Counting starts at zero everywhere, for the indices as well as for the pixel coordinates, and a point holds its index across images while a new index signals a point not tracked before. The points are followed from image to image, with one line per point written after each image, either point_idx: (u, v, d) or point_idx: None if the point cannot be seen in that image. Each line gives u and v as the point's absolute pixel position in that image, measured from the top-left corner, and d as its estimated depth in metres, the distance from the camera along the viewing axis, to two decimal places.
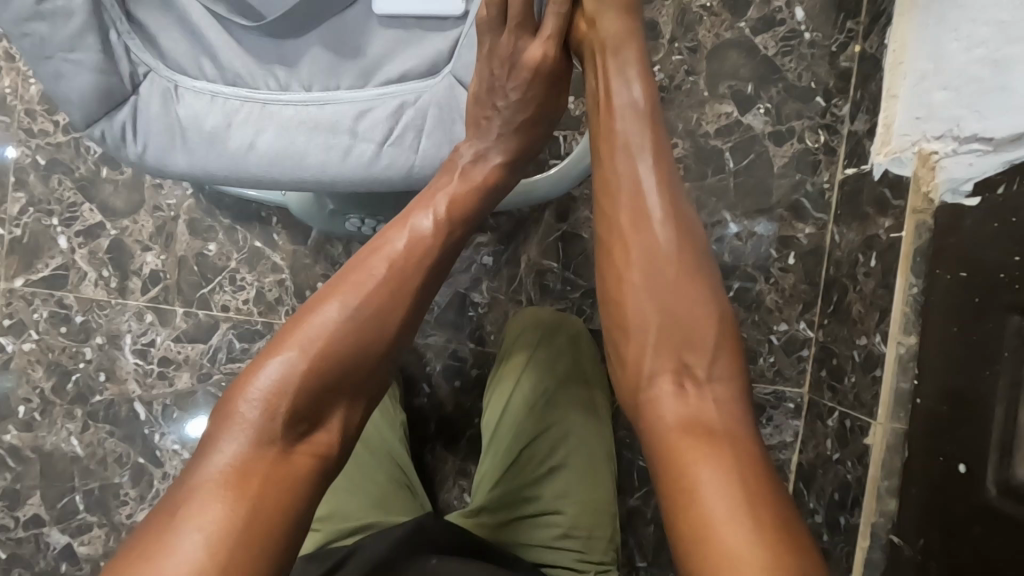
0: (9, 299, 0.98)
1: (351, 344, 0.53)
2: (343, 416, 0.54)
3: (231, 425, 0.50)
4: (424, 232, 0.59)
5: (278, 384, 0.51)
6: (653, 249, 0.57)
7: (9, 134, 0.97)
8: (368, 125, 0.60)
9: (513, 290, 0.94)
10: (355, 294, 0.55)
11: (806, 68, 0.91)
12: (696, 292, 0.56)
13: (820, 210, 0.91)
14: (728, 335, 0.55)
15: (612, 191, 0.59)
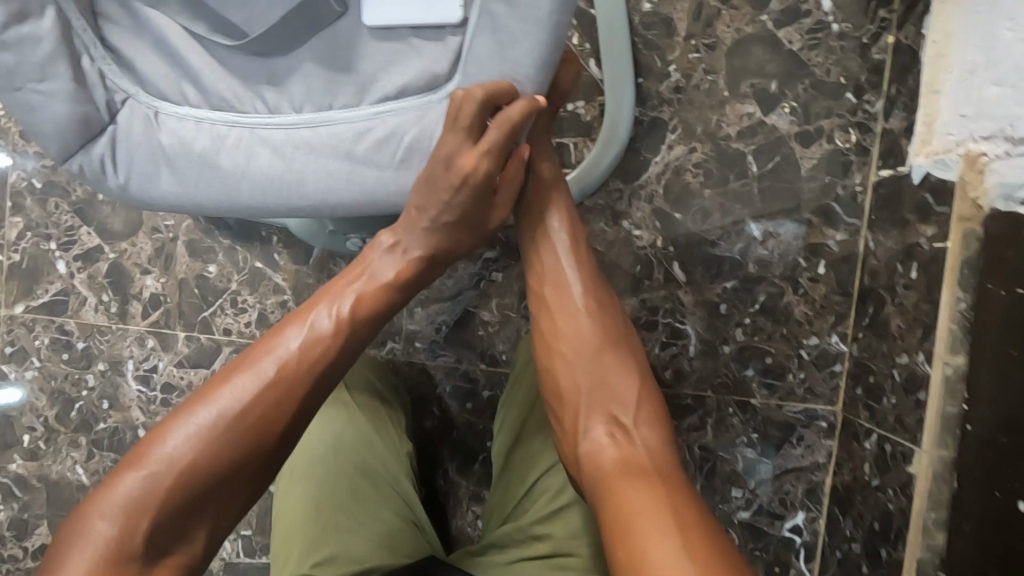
0: (10, 326, 0.96)
1: (234, 444, 0.52)
2: (215, 524, 0.52)
3: (81, 543, 0.48)
4: (321, 328, 0.59)
5: (137, 497, 0.49)
6: (576, 322, 0.67)
7: (6, 158, 0.95)
8: (367, 148, 0.56)
9: (525, 307, 0.89)
10: (237, 399, 0.54)
11: (835, 62, 0.85)
12: (616, 355, 0.65)
13: (853, 215, 0.85)
14: (648, 389, 0.63)
15: (543, 279, 0.69)
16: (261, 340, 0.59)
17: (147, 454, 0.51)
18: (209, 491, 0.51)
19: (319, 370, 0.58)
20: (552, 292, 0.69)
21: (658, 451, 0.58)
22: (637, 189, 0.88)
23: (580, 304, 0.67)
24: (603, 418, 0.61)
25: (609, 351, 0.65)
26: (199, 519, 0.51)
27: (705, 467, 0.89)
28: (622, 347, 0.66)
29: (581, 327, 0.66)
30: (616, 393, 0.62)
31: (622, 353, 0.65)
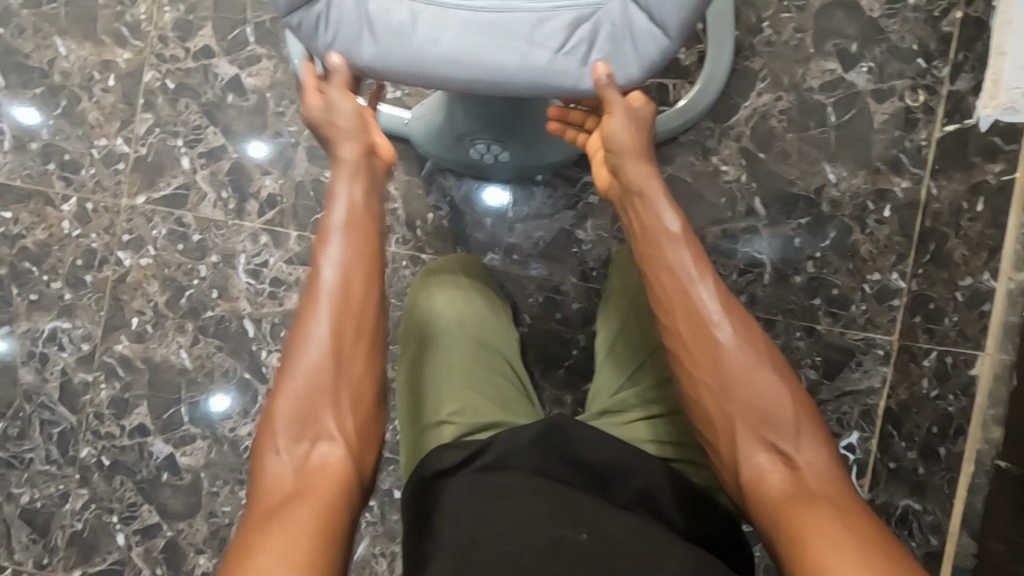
0: (130, 216, 1.03)
1: (323, 371, 0.63)
2: (339, 422, 0.62)
3: (263, 480, 0.59)
4: (346, 259, 0.67)
5: (291, 415, 0.61)
6: (718, 352, 0.61)
7: (142, 58, 1.02)
8: (545, 38, 0.64)
9: (617, 229, 0.98)
10: (307, 319, 0.65)
11: (909, 31, 0.96)
12: (762, 371, 0.60)
13: (917, 165, 0.96)
14: (805, 409, 0.59)
15: (672, 302, 0.64)
16: (302, 308, 0.66)
17: (271, 414, 0.62)
18: (324, 408, 0.62)
19: (359, 293, 0.66)
20: (688, 302, 0.63)
21: (821, 462, 0.57)
22: (727, 130, 0.97)
23: (715, 309, 0.63)
24: (758, 440, 0.59)
25: (752, 371, 0.60)
26: (330, 428, 0.61)
27: None
28: (770, 360, 0.62)
29: (727, 347, 0.61)
30: (766, 410, 0.59)
31: (773, 370, 0.61)
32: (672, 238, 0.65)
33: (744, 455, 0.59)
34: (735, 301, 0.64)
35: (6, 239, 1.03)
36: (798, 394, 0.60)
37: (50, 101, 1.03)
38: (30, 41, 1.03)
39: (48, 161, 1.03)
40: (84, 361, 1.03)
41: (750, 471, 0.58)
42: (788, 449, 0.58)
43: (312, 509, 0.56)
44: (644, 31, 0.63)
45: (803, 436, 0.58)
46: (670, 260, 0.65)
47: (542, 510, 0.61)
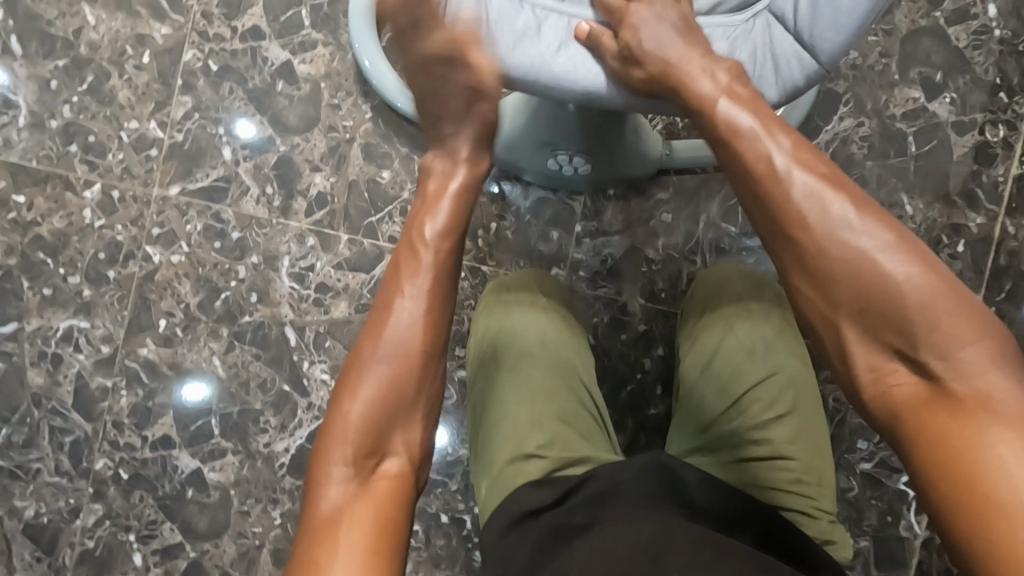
0: (161, 208, 0.94)
1: (393, 383, 0.55)
2: (407, 439, 0.55)
3: (318, 495, 0.51)
4: (424, 277, 0.59)
5: (355, 420, 0.53)
6: (834, 244, 0.51)
7: (183, 35, 0.93)
8: (681, 39, 0.61)
9: (689, 249, 0.94)
10: (379, 328, 0.57)
11: (994, 63, 0.94)
12: (889, 266, 0.49)
13: (993, 202, 0.94)
14: (950, 298, 0.48)
15: (760, 199, 0.55)
16: (376, 303, 0.59)
17: (333, 421, 0.54)
18: (391, 422, 0.54)
19: (433, 304, 0.58)
20: (773, 205, 0.54)
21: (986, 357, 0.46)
22: None
23: (814, 207, 0.53)
24: (883, 347, 0.50)
25: (872, 268, 0.50)
26: (391, 444, 0.54)
27: (836, 417, 0.94)
28: (905, 251, 0.50)
29: (842, 241, 0.51)
30: (896, 313, 0.48)
31: (915, 263, 0.49)
32: (754, 134, 0.56)
33: (860, 364, 0.50)
34: (849, 183, 0.53)
35: (18, 225, 0.93)
36: (953, 287, 0.48)
37: (75, 75, 0.93)
38: (55, 6, 0.93)
39: (71, 142, 0.93)
40: (103, 364, 0.94)
41: (875, 384, 0.50)
42: (933, 357, 0.47)
43: (381, 524, 0.49)
44: (789, 53, 0.59)
45: (956, 336, 0.47)
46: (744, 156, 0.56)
47: (648, 531, 0.55)
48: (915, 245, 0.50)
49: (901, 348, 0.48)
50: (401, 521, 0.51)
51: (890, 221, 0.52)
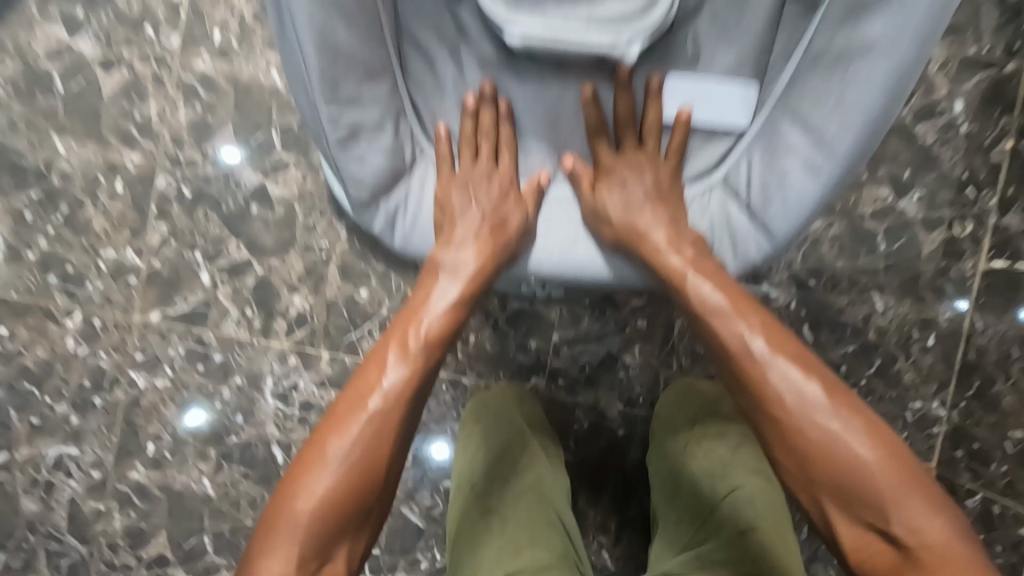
0: (143, 334, 0.95)
1: (344, 491, 0.53)
2: (348, 551, 0.55)
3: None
4: (404, 365, 0.56)
5: (299, 524, 0.51)
6: (802, 416, 0.53)
7: (154, 162, 0.93)
8: (653, 205, 0.61)
9: (665, 354, 0.96)
10: (348, 425, 0.54)
11: (962, 159, 0.95)
12: (859, 450, 0.52)
13: (962, 296, 0.96)
14: (902, 462, 0.52)
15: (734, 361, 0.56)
16: (356, 377, 0.57)
17: (283, 505, 0.52)
18: (341, 526, 0.53)
19: (403, 412, 0.56)
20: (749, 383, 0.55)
21: (948, 536, 0.49)
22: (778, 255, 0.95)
23: (778, 378, 0.54)
24: (858, 521, 0.52)
25: (843, 450, 0.52)
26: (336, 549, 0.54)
27: None
28: (866, 433, 0.52)
29: (816, 422, 0.53)
30: (864, 495, 0.51)
31: (876, 446, 0.52)
32: (724, 313, 0.57)
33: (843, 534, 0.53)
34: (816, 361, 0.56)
35: (3, 357, 0.95)
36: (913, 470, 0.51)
37: (49, 207, 0.93)
38: (24, 138, 0.93)
39: (49, 273, 0.94)
40: (96, 488, 0.96)
41: (855, 555, 0.52)
42: (902, 533, 0.50)
43: None
44: (747, 233, 0.60)
45: (917, 515, 0.50)
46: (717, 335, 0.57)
47: None
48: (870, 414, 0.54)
49: (875, 522, 0.51)
50: None
51: (860, 409, 0.54)
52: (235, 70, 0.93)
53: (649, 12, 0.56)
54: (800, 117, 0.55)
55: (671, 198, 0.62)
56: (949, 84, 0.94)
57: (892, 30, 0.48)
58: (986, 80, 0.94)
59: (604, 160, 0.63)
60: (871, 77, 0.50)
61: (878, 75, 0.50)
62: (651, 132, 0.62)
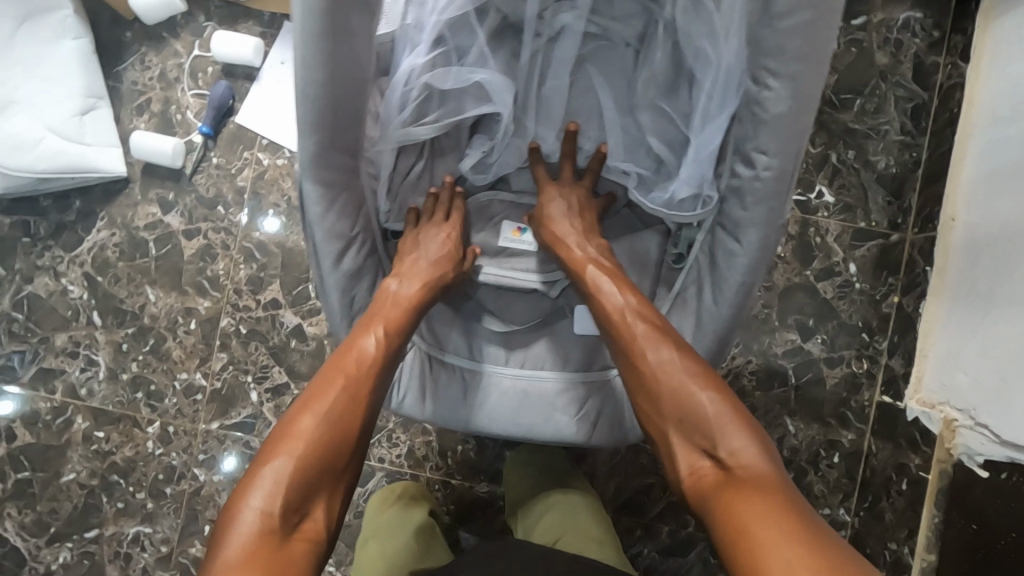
0: (205, 438, 1.21)
1: (317, 444, 0.66)
2: (323, 504, 0.66)
3: (235, 529, 0.60)
4: (374, 348, 0.74)
5: (280, 469, 0.64)
6: (716, 427, 0.66)
7: (220, 306, 1.22)
8: (570, 380, 0.87)
9: (615, 464, 1.19)
10: (323, 404, 0.69)
11: (856, 309, 1.18)
12: (692, 386, 0.69)
13: (861, 421, 1.17)
14: (774, 469, 0.62)
15: (660, 377, 0.71)
16: (329, 361, 0.74)
17: (269, 457, 0.65)
18: (318, 477, 0.66)
19: (365, 387, 0.72)
20: (676, 399, 0.70)
21: (770, 474, 0.62)
22: None
23: (689, 392, 0.69)
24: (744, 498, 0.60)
25: (739, 457, 0.64)
26: (313, 504, 0.65)
27: None
28: (696, 373, 0.70)
29: (720, 435, 0.66)
30: (697, 418, 0.68)
31: (702, 385, 0.69)
32: (682, 383, 0.70)
33: (732, 496, 0.61)
34: (723, 384, 0.69)
35: (99, 454, 1.22)
36: (737, 410, 0.66)
37: (140, 339, 1.22)
38: (124, 288, 1.22)
39: (137, 390, 1.22)
40: (162, 561, 1.21)
41: (692, 474, 0.67)
42: (724, 453, 0.65)
43: (289, 565, 0.60)
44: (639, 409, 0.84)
45: (793, 500, 0.59)
46: (603, 307, 0.78)
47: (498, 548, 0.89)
48: (764, 439, 0.65)
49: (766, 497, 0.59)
50: None
51: (754, 423, 0.67)
52: (282, 237, 1.21)
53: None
54: None
55: (584, 225, 0.84)
56: (843, 250, 1.18)
57: (717, 302, 0.76)
58: (875, 247, 1.17)
59: (563, 234, 0.83)
60: (706, 333, 0.77)
61: (712, 336, 0.77)
62: (593, 236, 0.84)
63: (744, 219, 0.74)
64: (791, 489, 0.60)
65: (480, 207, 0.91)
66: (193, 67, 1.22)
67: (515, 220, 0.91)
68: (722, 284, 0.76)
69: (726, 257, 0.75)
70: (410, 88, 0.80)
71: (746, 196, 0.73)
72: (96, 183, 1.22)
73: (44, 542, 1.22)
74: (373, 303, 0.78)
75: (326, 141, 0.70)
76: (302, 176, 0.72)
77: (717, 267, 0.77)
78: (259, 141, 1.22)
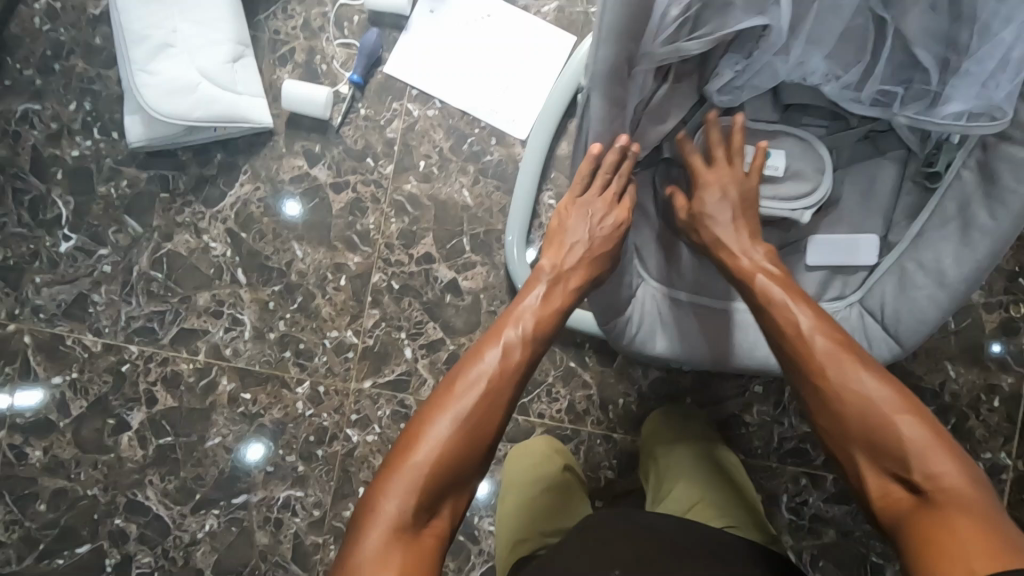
0: (357, 398, 1.18)
1: (456, 447, 0.67)
2: (452, 504, 0.69)
3: (373, 520, 0.64)
4: (511, 353, 0.73)
5: (415, 467, 0.66)
6: (914, 450, 0.64)
7: (371, 262, 1.18)
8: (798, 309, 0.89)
9: (778, 413, 1.18)
10: (463, 408, 0.69)
11: (1013, 254, 1.18)
12: (885, 410, 0.67)
13: (1021, 364, 1.17)
14: (981, 501, 0.61)
15: (849, 399, 0.69)
16: (470, 357, 0.73)
17: (402, 461, 0.67)
18: (451, 480, 0.67)
19: (503, 395, 0.71)
20: (868, 421, 0.68)
21: (976, 504, 0.60)
22: None
23: (888, 422, 0.66)
24: (948, 533, 0.59)
25: (938, 486, 0.62)
26: (444, 502, 0.68)
27: None
28: (896, 400, 0.67)
29: (915, 461, 0.64)
30: (891, 443, 0.66)
31: (905, 412, 0.66)
32: (881, 414, 0.67)
33: (929, 534, 0.60)
34: (929, 417, 0.66)
35: (246, 417, 1.18)
36: (942, 435, 0.64)
37: (288, 297, 1.18)
38: (269, 244, 1.18)
39: (285, 350, 1.18)
40: (315, 525, 1.17)
41: (882, 498, 0.67)
42: (922, 480, 0.63)
43: (419, 562, 0.64)
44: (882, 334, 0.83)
45: (1001, 538, 0.58)
46: (779, 322, 0.76)
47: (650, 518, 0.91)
48: (971, 469, 0.63)
49: (972, 537, 0.58)
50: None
51: (958, 452, 0.64)
52: (435, 190, 1.18)
53: (812, 192, 0.88)
54: (924, 264, 0.81)
55: (747, 228, 0.83)
56: None
57: (995, 217, 0.76)
58: None
59: (723, 195, 0.84)
60: (979, 246, 0.77)
61: (985, 248, 0.76)
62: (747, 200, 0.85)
63: None
64: (997, 515, 0.60)
65: (716, 132, 0.90)
66: (338, 16, 1.19)
67: (756, 142, 0.89)
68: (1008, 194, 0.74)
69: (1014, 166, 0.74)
70: (669, 8, 0.71)
71: None
72: (239, 135, 1.18)
73: (189, 510, 1.17)
74: (527, 286, 0.81)
75: (620, 54, 0.69)
76: (596, 88, 0.71)
77: (997, 178, 0.75)
78: (409, 91, 1.19)
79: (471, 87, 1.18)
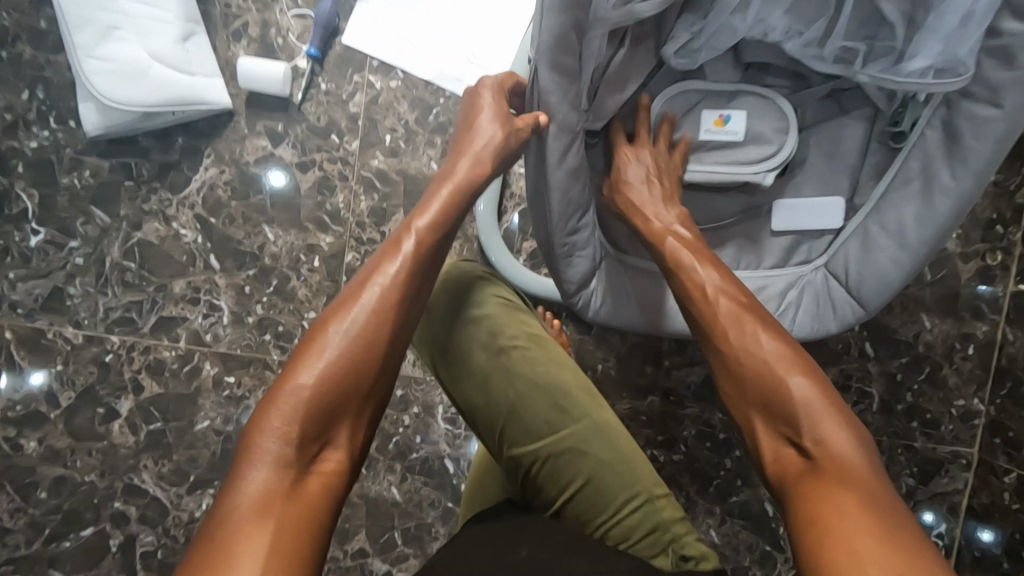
0: None
1: (348, 368, 0.63)
2: (346, 432, 0.63)
3: (251, 454, 0.58)
4: (403, 266, 0.68)
5: (304, 389, 0.61)
6: (805, 409, 0.64)
7: (343, 241, 1.17)
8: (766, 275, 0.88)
9: None
10: (353, 323, 0.65)
11: (989, 202, 1.17)
12: (782, 372, 0.67)
13: (996, 312, 1.18)
14: (862, 462, 0.61)
15: (745, 355, 0.70)
16: (363, 275, 0.69)
17: (284, 385, 0.61)
18: (342, 405, 0.62)
19: (399, 309, 0.67)
20: (761, 378, 0.68)
21: (858, 464, 0.61)
22: None
23: (784, 379, 0.66)
24: (822, 490, 0.59)
25: (823, 443, 0.63)
26: (336, 430, 0.62)
27: None
28: (789, 358, 0.68)
29: (804, 418, 0.64)
30: (784, 405, 0.66)
31: (797, 371, 0.66)
32: (774, 367, 0.67)
33: (807, 488, 0.61)
34: (822, 376, 0.67)
35: (232, 399, 1.20)
36: (830, 397, 0.65)
37: (263, 280, 1.18)
38: (240, 228, 1.17)
39: (265, 333, 1.19)
40: None
41: (774, 460, 0.66)
42: (808, 441, 0.64)
43: (303, 501, 0.57)
44: (848, 298, 0.83)
45: (878, 496, 0.58)
46: (687, 284, 0.76)
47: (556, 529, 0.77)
48: (858, 430, 0.64)
49: (850, 494, 0.58)
50: (326, 518, 0.58)
51: (846, 412, 0.65)
52: (403, 164, 1.16)
53: (774, 156, 0.86)
54: (887, 225, 0.80)
55: (667, 193, 0.82)
56: None
57: (956, 177, 0.74)
58: None
59: (651, 159, 0.84)
60: (941, 208, 0.75)
61: (948, 208, 0.75)
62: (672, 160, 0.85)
63: (1009, 79, 0.69)
64: (877, 481, 0.60)
65: (674, 101, 0.88)
66: None
67: (714, 109, 0.88)
68: (968, 154, 0.73)
69: (976, 125, 0.72)
70: None
71: (1017, 54, 0.68)
72: (199, 117, 1.15)
73: (185, 491, 1.21)
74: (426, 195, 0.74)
75: (567, 22, 0.66)
76: (540, 63, 0.68)
77: (959, 137, 0.73)
78: (369, 62, 1.15)
79: (432, 55, 1.15)
